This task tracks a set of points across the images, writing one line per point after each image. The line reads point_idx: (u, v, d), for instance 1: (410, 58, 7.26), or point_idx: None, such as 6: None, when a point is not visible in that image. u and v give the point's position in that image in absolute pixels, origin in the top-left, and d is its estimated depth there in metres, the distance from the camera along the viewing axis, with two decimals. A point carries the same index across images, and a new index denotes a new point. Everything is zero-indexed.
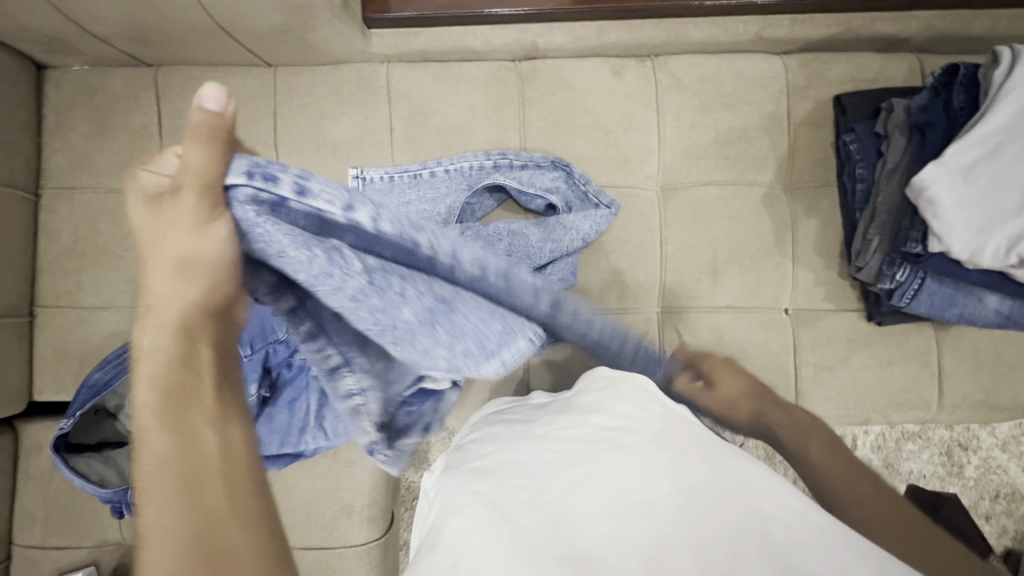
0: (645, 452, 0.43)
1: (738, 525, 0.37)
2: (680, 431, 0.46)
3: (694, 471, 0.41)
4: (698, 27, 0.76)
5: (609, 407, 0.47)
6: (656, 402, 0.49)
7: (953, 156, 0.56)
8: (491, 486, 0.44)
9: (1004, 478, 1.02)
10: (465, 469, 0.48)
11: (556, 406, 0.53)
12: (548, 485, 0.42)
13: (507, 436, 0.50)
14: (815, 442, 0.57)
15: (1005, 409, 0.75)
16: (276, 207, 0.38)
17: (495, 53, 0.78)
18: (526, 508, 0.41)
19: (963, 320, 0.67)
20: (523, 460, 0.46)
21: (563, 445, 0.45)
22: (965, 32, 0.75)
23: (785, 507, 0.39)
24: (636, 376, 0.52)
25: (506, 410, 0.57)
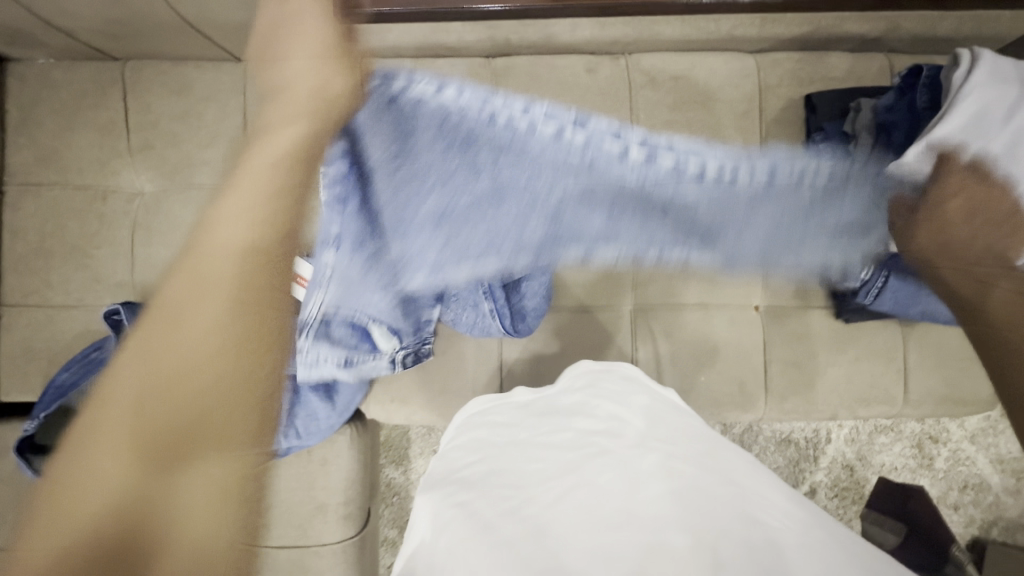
0: (629, 458, 0.46)
1: (720, 530, 0.38)
2: (663, 427, 0.50)
3: (677, 473, 0.44)
4: (671, 26, 0.76)
5: (593, 414, 0.52)
6: (641, 395, 0.55)
7: (918, 154, 0.59)
8: (477, 496, 0.46)
9: (973, 469, 1.05)
10: (450, 481, 0.51)
11: (539, 407, 0.58)
12: (532, 494, 0.44)
13: (493, 442, 0.53)
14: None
15: (970, 403, 0.77)
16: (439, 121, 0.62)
17: (469, 49, 0.78)
18: (509, 517, 0.42)
19: (926, 316, 0.69)
20: (504, 469, 0.49)
21: (551, 452, 0.48)
22: (934, 32, 0.75)
23: (767, 513, 0.40)
24: (620, 369, 0.61)
25: (491, 411, 0.60)
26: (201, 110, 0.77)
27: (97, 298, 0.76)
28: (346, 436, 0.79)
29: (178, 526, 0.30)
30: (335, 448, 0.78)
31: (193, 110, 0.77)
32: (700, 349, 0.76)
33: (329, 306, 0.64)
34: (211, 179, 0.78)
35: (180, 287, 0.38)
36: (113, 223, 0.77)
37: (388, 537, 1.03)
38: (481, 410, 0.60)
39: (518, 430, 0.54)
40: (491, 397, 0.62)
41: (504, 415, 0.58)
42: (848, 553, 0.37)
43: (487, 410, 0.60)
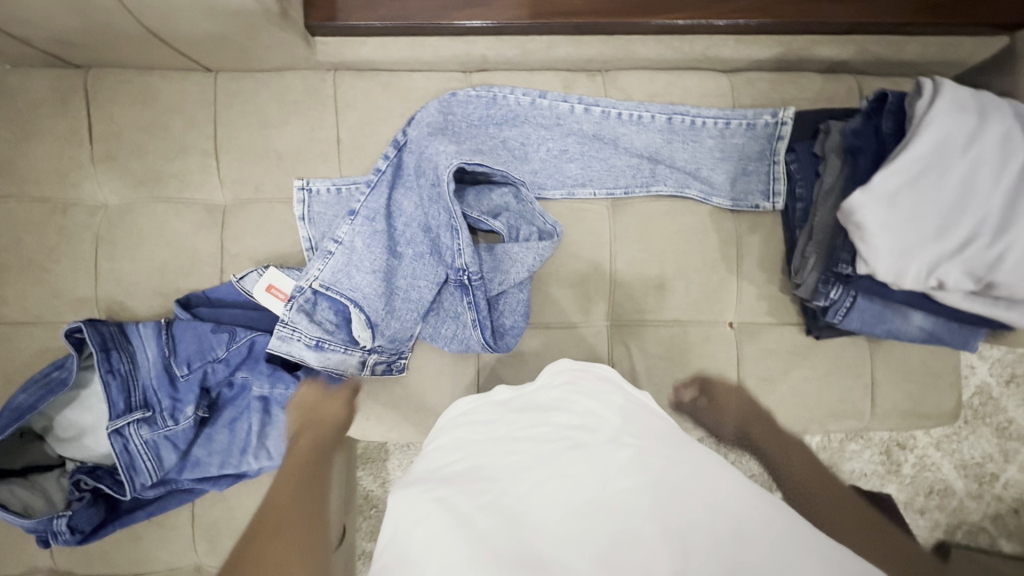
0: (602, 452, 0.46)
1: (687, 522, 0.40)
2: (637, 425, 0.49)
3: (649, 469, 0.44)
4: (646, 44, 0.76)
5: (570, 407, 0.52)
6: (616, 393, 0.54)
7: (880, 182, 0.57)
8: (452, 491, 0.45)
9: (937, 474, 1.15)
10: (422, 481, 0.49)
11: (517, 404, 0.56)
12: (507, 489, 0.44)
13: (472, 440, 0.52)
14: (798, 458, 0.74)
15: (933, 416, 0.79)
16: (490, 101, 0.76)
17: (445, 63, 0.77)
18: (484, 512, 0.42)
19: (890, 336, 0.69)
20: (481, 467, 0.48)
21: (527, 446, 0.48)
22: (899, 56, 0.77)
23: (734, 504, 0.42)
24: (597, 369, 0.59)
25: (471, 411, 0.57)
26: (168, 121, 0.75)
27: (58, 314, 0.73)
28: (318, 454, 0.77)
29: None
30: None
31: (159, 121, 0.75)
32: (674, 366, 0.76)
33: (324, 280, 0.69)
34: (178, 191, 0.76)
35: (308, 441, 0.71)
36: (75, 236, 0.74)
37: (364, 551, 1.02)
38: (464, 412, 0.58)
39: (495, 426, 0.53)
40: (470, 397, 0.60)
41: (482, 413, 0.56)
42: (810, 538, 0.40)
43: (463, 413, 0.58)
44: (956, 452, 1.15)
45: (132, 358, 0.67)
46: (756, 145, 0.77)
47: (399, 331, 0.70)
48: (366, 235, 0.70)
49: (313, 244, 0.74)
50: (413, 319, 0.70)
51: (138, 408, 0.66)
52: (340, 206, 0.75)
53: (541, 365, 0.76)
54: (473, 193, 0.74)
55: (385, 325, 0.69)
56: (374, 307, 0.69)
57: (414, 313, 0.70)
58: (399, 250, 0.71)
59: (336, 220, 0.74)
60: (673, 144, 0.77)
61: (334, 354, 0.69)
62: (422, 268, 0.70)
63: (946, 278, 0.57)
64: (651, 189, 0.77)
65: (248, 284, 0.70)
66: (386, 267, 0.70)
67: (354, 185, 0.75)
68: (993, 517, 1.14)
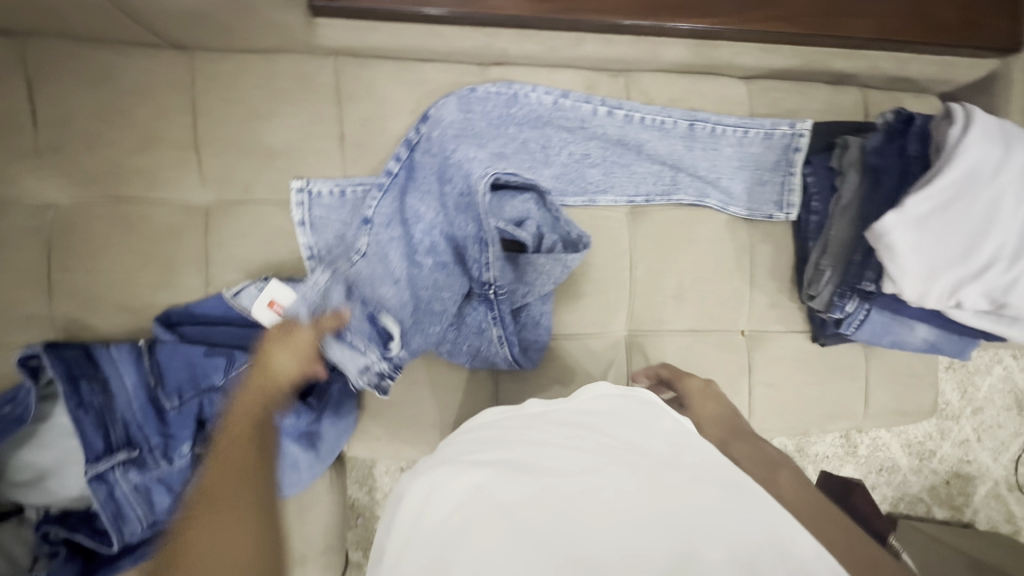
0: (657, 472, 0.38)
1: (755, 549, 0.33)
2: (691, 455, 0.40)
3: (704, 498, 0.36)
4: (674, 48, 0.73)
5: (615, 430, 0.43)
6: (664, 418, 0.45)
7: (913, 205, 0.59)
8: (491, 476, 0.39)
9: (888, 453, 1.14)
10: (450, 465, 0.41)
11: (559, 415, 0.46)
12: (552, 484, 0.37)
13: (506, 438, 0.44)
14: (785, 470, 0.46)
15: (913, 413, 0.86)
16: (512, 97, 0.71)
17: (461, 55, 0.71)
18: (531, 506, 0.36)
19: (895, 345, 0.72)
20: (521, 458, 0.40)
21: (572, 453, 0.40)
22: (905, 73, 0.79)
23: (801, 554, 0.33)
24: (636, 394, 0.49)
25: (503, 417, 0.48)
26: (134, 107, 0.64)
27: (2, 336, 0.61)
28: (324, 479, 0.70)
29: (216, 513, 0.36)
30: (312, 495, 0.69)
31: (121, 105, 0.63)
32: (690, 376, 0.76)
33: (340, 289, 0.61)
34: (147, 190, 0.65)
35: (246, 401, 0.48)
36: (17, 243, 0.62)
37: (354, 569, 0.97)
38: (491, 418, 0.49)
39: (531, 431, 0.44)
40: (502, 406, 0.50)
41: (514, 421, 0.47)
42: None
43: (494, 416, 0.49)
44: (904, 432, 1.14)
45: (104, 387, 0.58)
46: (773, 155, 0.77)
47: (418, 343, 0.65)
48: (384, 241, 0.65)
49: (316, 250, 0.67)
50: (434, 330, 0.65)
51: (121, 447, 0.57)
52: (345, 212, 0.68)
53: (560, 377, 0.72)
54: (496, 201, 0.69)
55: (405, 333, 0.63)
56: (396, 312, 0.63)
57: (434, 326, 0.65)
58: (417, 257, 0.65)
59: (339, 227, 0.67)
60: (693, 151, 0.76)
61: (343, 352, 0.59)
62: (444, 278, 0.65)
63: (965, 299, 0.60)
64: (672, 198, 0.76)
65: (245, 300, 0.62)
66: (407, 278, 0.65)
67: (359, 188, 0.68)
68: (931, 489, 1.15)
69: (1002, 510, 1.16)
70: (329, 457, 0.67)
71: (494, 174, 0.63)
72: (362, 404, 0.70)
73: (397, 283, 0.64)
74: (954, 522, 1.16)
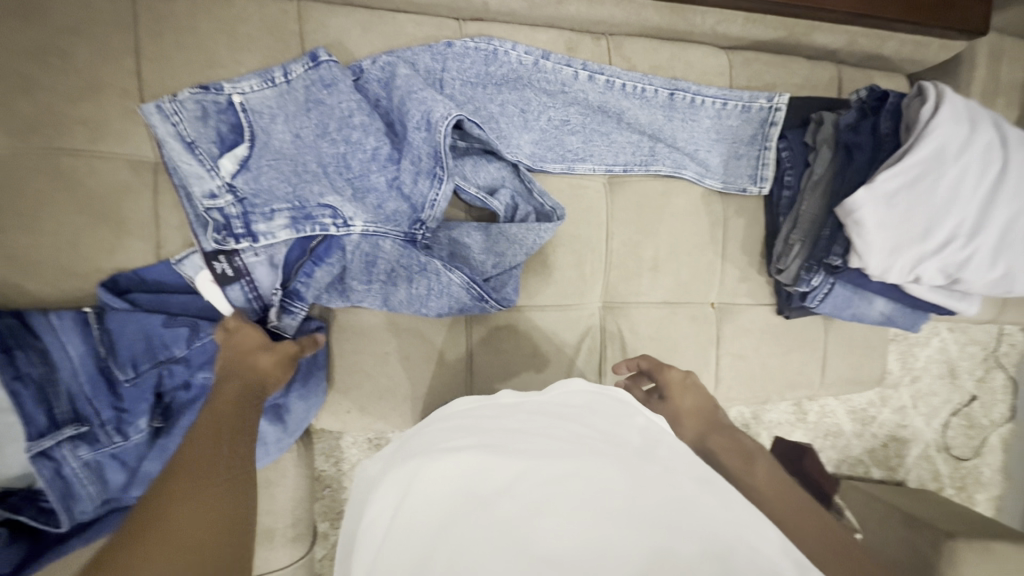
0: (634, 463, 0.38)
1: (729, 545, 0.33)
2: (666, 446, 0.41)
3: (680, 491, 0.36)
4: (658, 12, 0.72)
5: (588, 422, 0.43)
6: (638, 415, 0.45)
7: (883, 181, 0.61)
8: (467, 464, 0.38)
9: (834, 419, 1.20)
10: (423, 455, 0.40)
11: (534, 405, 0.46)
12: (527, 470, 0.37)
13: (481, 426, 0.43)
14: (761, 464, 0.48)
15: (865, 381, 0.90)
16: (492, 53, 0.68)
17: (436, 7, 0.67)
18: (506, 496, 0.35)
19: (855, 319, 0.75)
20: (495, 443, 0.40)
21: (547, 442, 0.40)
22: (879, 51, 0.80)
23: (768, 551, 0.33)
24: (610, 391, 0.49)
25: (477, 408, 0.48)
26: (70, 48, 0.56)
27: None
28: (292, 452, 0.68)
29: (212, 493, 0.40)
30: (278, 469, 0.66)
31: (55, 45, 0.56)
32: (661, 347, 0.77)
33: (239, 169, 0.57)
34: (87, 143, 0.57)
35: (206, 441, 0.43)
36: None
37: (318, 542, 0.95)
38: (466, 408, 0.49)
39: (508, 420, 0.44)
40: (473, 396, 0.51)
41: (488, 410, 0.47)
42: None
43: (464, 407, 0.49)
44: (849, 399, 1.21)
45: (45, 358, 0.53)
46: (750, 128, 0.77)
47: (270, 212, 0.58)
48: (303, 118, 0.60)
49: (246, 105, 0.59)
50: (289, 213, 0.59)
51: (69, 422, 0.54)
52: (284, 95, 0.60)
53: (535, 347, 0.72)
54: (470, 167, 0.66)
55: (252, 180, 0.58)
56: (258, 158, 0.58)
57: (286, 201, 0.59)
58: (326, 151, 0.61)
59: (275, 99, 0.60)
60: (674, 121, 0.75)
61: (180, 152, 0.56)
62: (328, 175, 0.61)
63: (924, 274, 0.63)
64: (650, 169, 0.75)
65: (190, 269, 0.59)
66: (316, 197, 0.59)
67: (303, 76, 0.61)
68: (870, 451, 1.23)
69: (930, 468, 1.26)
70: (297, 430, 0.64)
71: (458, 116, 0.61)
72: (331, 376, 0.67)
73: (296, 189, 0.59)
74: (888, 481, 1.24)
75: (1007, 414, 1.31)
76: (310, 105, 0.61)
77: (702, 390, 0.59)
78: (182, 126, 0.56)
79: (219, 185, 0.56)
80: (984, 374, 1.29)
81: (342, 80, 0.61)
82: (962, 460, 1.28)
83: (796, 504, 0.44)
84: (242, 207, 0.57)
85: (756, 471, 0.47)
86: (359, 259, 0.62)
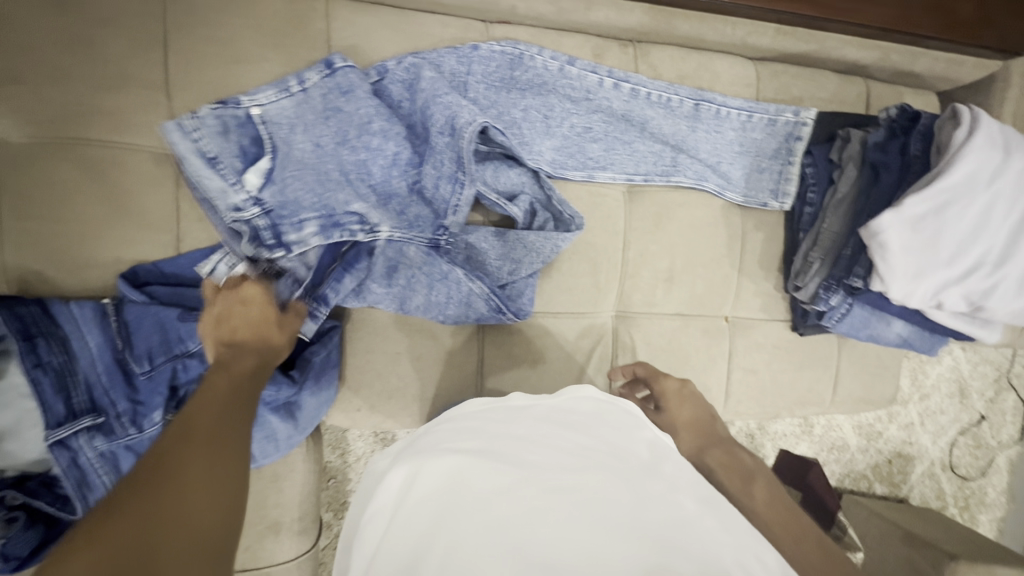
0: (640, 479, 0.38)
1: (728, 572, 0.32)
2: (673, 464, 0.41)
3: (682, 511, 0.36)
4: (688, 22, 0.71)
5: (596, 433, 0.43)
6: (646, 429, 0.45)
7: (911, 204, 0.60)
8: (469, 464, 0.38)
9: (840, 433, 1.20)
10: (428, 454, 0.40)
11: (542, 410, 0.46)
12: (530, 477, 0.37)
13: (488, 430, 0.43)
14: (759, 479, 0.49)
15: (876, 400, 0.89)
16: (517, 58, 0.67)
17: (464, 9, 0.66)
18: (507, 497, 0.35)
19: (871, 340, 0.75)
20: (498, 449, 0.40)
21: (555, 452, 0.40)
22: (910, 68, 0.79)
23: None
24: (620, 402, 0.49)
25: (485, 411, 0.48)
26: (98, 38, 0.56)
27: None
28: (301, 448, 0.68)
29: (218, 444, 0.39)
30: (287, 464, 0.67)
31: (85, 35, 0.56)
32: (672, 358, 0.77)
33: (266, 178, 0.58)
34: (111, 134, 0.58)
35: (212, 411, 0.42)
36: None
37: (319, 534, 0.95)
38: (473, 411, 0.48)
39: (515, 425, 0.44)
40: (483, 399, 0.50)
41: (497, 413, 0.47)
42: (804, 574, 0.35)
43: (474, 408, 0.49)
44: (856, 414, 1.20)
45: (65, 347, 0.54)
46: (774, 142, 0.76)
47: (298, 222, 0.58)
48: (321, 127, 0.60)
49: (265, 117, 0.59)
50: (319, 222, 0.58)
51: (85, 412, 0.55)
52: (301, 105, 0.60)
53: (546, 354, 0.72)
54: (490, 173, 0.66)
55: (279, 191, 0.58)
56: (282, 170, 0.58)
57: (314, 210, 0.58)
58: (347, 158, 0.61)
59: (296, 111, 0.60)
60: (697, 133, 0.74)
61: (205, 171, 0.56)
62: (350, 182, 0.61)
63: (945, 300, 0.62)
64: (672, 179, 0.74)
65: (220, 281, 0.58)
66: (341, 204, 0.59)
67: (319, 85, 0.61)
68: (874, 466, 1.22)
69: (935, 487, 1.25)
70: (308, 427, 0.64)
71: (483, 123, 0.61)
72: (343, 374, 0.67)
73: (322, 196, 0.59)
74: (891, 497, 1.23)
75: (1016, 436, 1.30)
76: (328, 113, 0.61)
77: (703, 405, 0.59)
78: (203, 145, 0.56)
79: (245, 198, 0.57)
80: (995, 395, 1.28)
81: (359, 86, 0.61)
82: (967, 480, 1.26)
83: (792, 523, 0.44)
84: (269, 219, 0.57)
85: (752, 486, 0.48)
86: (383, 263, 0.62)
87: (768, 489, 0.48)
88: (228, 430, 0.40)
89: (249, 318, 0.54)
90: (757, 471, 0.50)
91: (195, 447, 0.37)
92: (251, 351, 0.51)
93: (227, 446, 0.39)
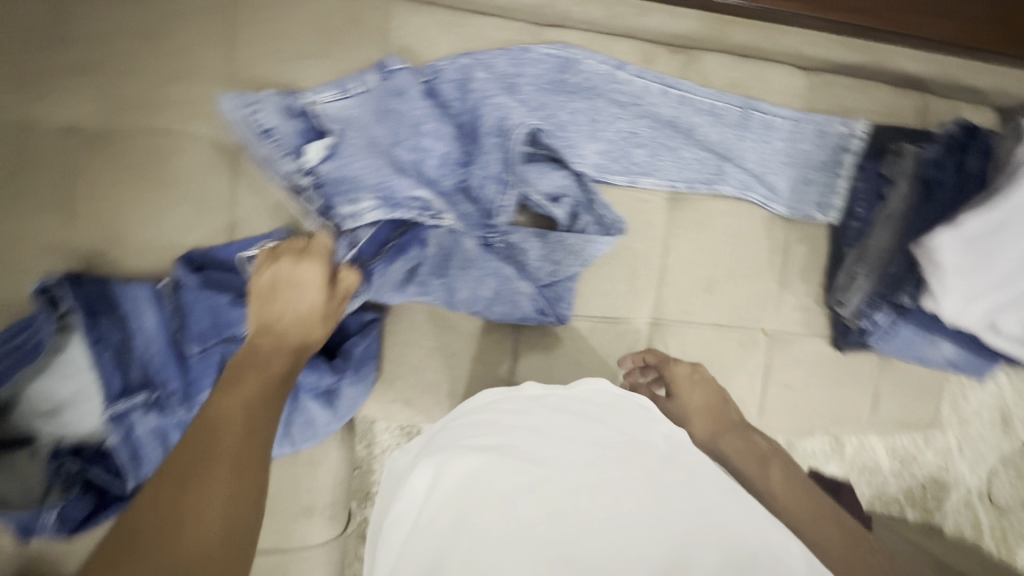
0: (658, 471, 0.39)
1: (753, 554, 0.35)
2: (690, 454, 0.43)
3: (703, 499, 0.38)
4: (739, 29, 0.71)
5: (611, 422, 0.44)
6: (661, 421, 0.46)
7: (971, 222, 0.58)
8: (485, 462, 0.39)
9: (872, 455, 1.16)
10: (448, 450, 0.42)
11: (558, 401, 0.46)
12: (549, 478, 0.38)
13: (505, 424, 0.44)
14: (774, 465, 0.56)
15: (916, 423, 0.87)
16: (568, 62, 0.68)
17: (517, 11, 0.67)
18: (525, 497, 0.37)
19: (917, 360, 0.74)
20: (516, 444, 0.41)
21: (572, 447, 0.41)
22: (970, 83, 0.77)
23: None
24: (634, 394, 0.49)
25: (502, 401, 0.48)
26: (171, 31, 0.59)
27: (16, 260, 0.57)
28: (336, 436, 0.70)
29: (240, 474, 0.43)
30: (322, 450, 0.69)
31: (159, 27, 0.59)
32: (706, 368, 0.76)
33: (328, 158, 0.61)
34: (176, 122, 0.60)
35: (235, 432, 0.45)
36: (35, 163, 0.58)
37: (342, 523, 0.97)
38: (489, 402, 0.49)
39: (531, 417, 0.44)
40: (498, 389, 0.51)
41: (511, 403, 0.47)
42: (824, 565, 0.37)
43: (487, 400, 0.49)
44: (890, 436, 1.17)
45: (123, 325, 0.57)
46: (824, 154, 0.74)
47: (356, 197, 0.60)
48: (379, 124, 0.62)
49: (328, 108, 0.61)
50: (378, 198, 0.61)
51: (140, 389, 0.57)
52: (365, 102, 0.62)
53: (581, 357, 0.72)
54: (538, 174, 0.66)
55: (340, 169, 0.61)
56: (345, 152, 0.61)
57: (374, 190, 0.61)
58: (404, 154, 0.63)
59: (357, 103, 0.62)
60: (744, 142, 0.73)
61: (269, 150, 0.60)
62: (409, 173, 0.62)
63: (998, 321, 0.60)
64: (716, 188, 0.73)
65: None
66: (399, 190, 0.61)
67: (377, 87, 0.62)
68: (907, 492, 1.18)
69: (971, 517, 1.20)
70: (345, 417, 0.65)
71: (530, 128, 0.65)
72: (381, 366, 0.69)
73: (382, 181, 0.61)
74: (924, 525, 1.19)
75: None
76: (384, 113, 0.62)
77: (718, 391, 0.66)
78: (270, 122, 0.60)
79: (306, 172, 0.60)
80: None
81: (412, 88, 0.63)
82: (1006, 513, 1.21)
83: (812, 509, 0.51)
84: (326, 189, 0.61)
85: (760, 467, 0.57)
86: (436, 253, 0.64)
87: (785, 478, 0.54)
88: (250, 458, 0.44)
89: (296, 307, 0.57)
90: (774, 459, 0.57)
91: (217, 475, 0.41)
92: (288, 347, 0.55)
93: (246, 472, 0.43)
